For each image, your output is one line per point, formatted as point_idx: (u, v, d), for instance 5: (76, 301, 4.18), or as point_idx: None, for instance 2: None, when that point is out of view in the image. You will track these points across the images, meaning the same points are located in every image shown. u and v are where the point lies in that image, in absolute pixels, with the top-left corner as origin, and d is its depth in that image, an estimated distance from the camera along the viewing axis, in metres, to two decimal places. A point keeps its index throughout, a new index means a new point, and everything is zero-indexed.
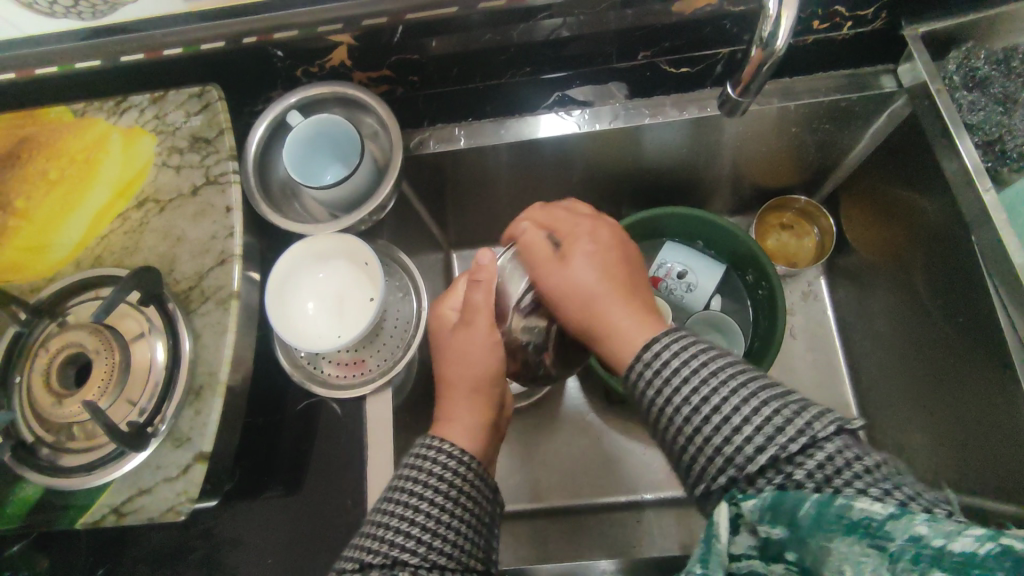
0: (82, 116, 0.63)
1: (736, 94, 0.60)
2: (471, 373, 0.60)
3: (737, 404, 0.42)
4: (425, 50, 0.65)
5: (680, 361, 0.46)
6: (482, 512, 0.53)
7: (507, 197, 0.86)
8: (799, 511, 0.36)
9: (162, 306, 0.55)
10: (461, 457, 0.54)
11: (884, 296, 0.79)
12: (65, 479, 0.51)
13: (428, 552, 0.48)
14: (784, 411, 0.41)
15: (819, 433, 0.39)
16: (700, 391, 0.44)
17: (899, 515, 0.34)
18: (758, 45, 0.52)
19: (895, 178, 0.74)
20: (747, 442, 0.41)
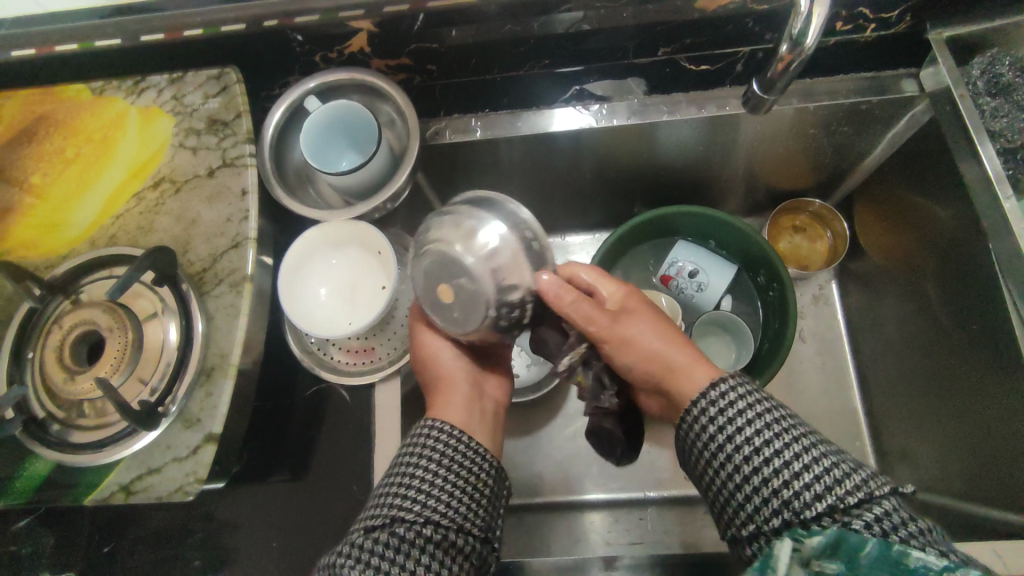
0: (100, 95, 0.63)
1: (763, 93, 0.63)
2: (445, 377, 0.62)
3: (797, 454, 0.45)
4: (444, 39, 0.65)
5: (749, 412, 0.48)
6: (478, 483, 0.53)
7: (520, 190, 0.85)
8: (857, 552, 0.41)
9: (175, 287, 0.55)
10: (452, 430, 0.56)
11: (895, 302, 0.79)
12: (74, 455, 0.51)
13: (424, 511, 0.49)
14: (842, 466, 0.44)
15: (877, 487, 0.43)
16: (765, 441, 0.46)
17: (953, 570, 0.38)
18: (787, 46, 0.53)
19: (912, 183, 0.73)
20: (803, 488, 0.44)
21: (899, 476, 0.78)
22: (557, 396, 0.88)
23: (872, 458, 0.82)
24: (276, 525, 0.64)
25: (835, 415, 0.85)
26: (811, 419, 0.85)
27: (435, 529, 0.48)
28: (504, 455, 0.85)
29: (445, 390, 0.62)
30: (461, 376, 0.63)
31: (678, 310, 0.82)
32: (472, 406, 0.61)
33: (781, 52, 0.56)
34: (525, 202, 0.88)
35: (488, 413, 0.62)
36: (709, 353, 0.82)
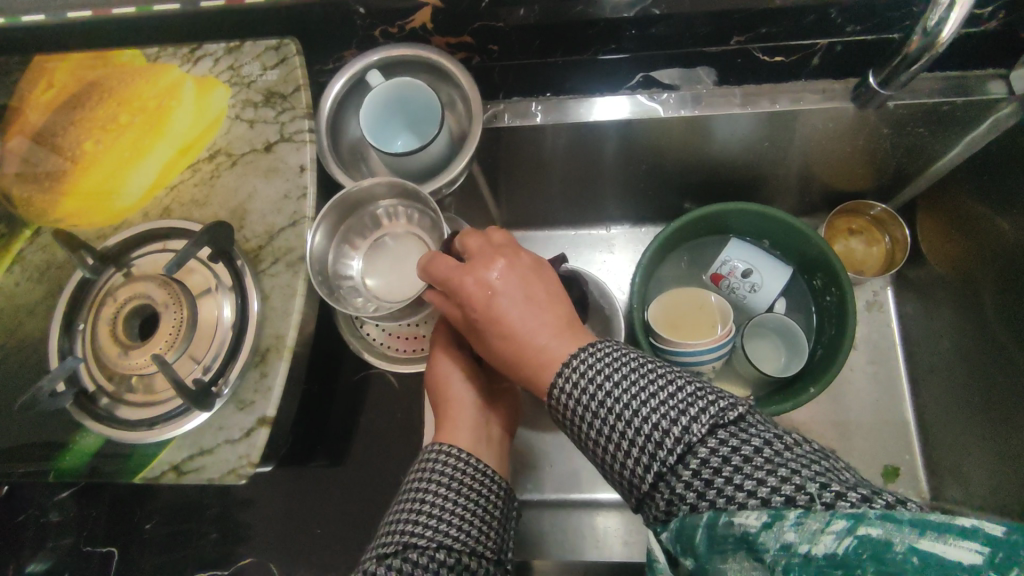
0: (156, 62, 0.61)
1: (878, 85, 0.61)
2: (452, 398, 0.61)
3: (632, 419, 0.41)
4: (511, 18, 0.62)
5: (589, 371, 0.44)
6: (485, 508, 0.52)
7: (570, 180, 0.83)
8: (693, 535, 0.35)
9: (231, 263, 0.54)
10: (457, 451, 0.55)
11: (955, 313, 0.76)
12: (124, 431, 0.50)
13: (435, 535, 0.47)
14: (668, 412, 0.39)
15: (701, 427, 0.38)
16: (601, 404, 0.42)
17: (769, 526, 0.31)
18: (918, 40, 0.53)
19: (984, 189, 0.70)
20: (637, 453, 0.40)
21: (949, 492, 0.76)
22: None
23: (921, 472, 0.80)
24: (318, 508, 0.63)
25: (884, 426, 0.82)
26: (859, 429, 0.83)
27: (448, 554, 0.46)
28: (541, 449, 0.83)
29: (446, 413, 0.60)
30: (470, 400, 0.61)
31: (729, 311, 0.78)
32: (477, 432, 0.58)
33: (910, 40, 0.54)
34: (574, 192, 0.86)
35: (495, 441, 0.60)
36: (759, 355, 0.80)
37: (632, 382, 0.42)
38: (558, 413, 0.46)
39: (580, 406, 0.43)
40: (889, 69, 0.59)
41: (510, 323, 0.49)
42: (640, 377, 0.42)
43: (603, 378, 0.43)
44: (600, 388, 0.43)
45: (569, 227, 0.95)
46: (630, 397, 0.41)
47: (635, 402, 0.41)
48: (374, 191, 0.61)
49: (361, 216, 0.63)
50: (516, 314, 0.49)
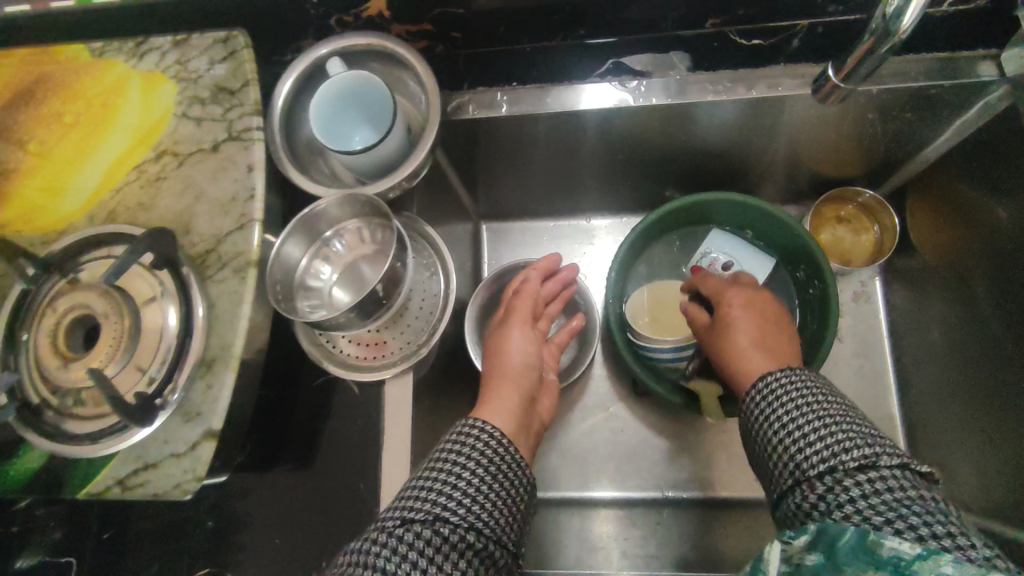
0: (100, 57, 0.58)
1: (837, 78, 0.56)
2: (505, 366, 0.65)
3: (808, 434, 0.47)
4: (471, 3, 0.59)
5: (813, 398, 0.49)
6: (518, 497, 0.52)
7: (547, 171, 0.80)
8: (841, 538, 0.41)
9: (176, 270, 0.52)
10: (498, 437, 0.54)
11: (943, 305, 0.73)
12: (68, 445, 0.49)
13: (470, 517, 0.47)
14: (865, 439, 0.45)
15: (892, 461, 0.43)
16: (827, 425, 0.46)
17: (924, 558, 0.37)
18: (875, 33, 0.48)
19: (975, 176, 0.67)
20: (816, 457, 0.45)
21: (933, 490, 0.74)
22: (577, 389, 0.84)
23: None
24: None
25: (868, 421, 0.81)
26: None
27: (477, 538, 0.47)
28: None
29: (492, 380, 0.64)
30: (524, 380, 0.64)
31: None
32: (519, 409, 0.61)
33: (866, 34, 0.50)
34: (552, 183, 0.83)
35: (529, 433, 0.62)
36: None
37: (820, 412, 0.48)
38: (761, 413, 0.51)
39: (772, 394, 0.51)
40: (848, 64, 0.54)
41: (764, 336, 0.61)
42: (834, 413, 0.47)
43: (833, 408, 0.48)
44: (804, 399, 0.49)
45: (549, 218, 0.92)
46: (836, 425, 0.46)
47: (816, 424, 0.47)
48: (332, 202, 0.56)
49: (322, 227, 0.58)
50: (757, 328, 0.62)
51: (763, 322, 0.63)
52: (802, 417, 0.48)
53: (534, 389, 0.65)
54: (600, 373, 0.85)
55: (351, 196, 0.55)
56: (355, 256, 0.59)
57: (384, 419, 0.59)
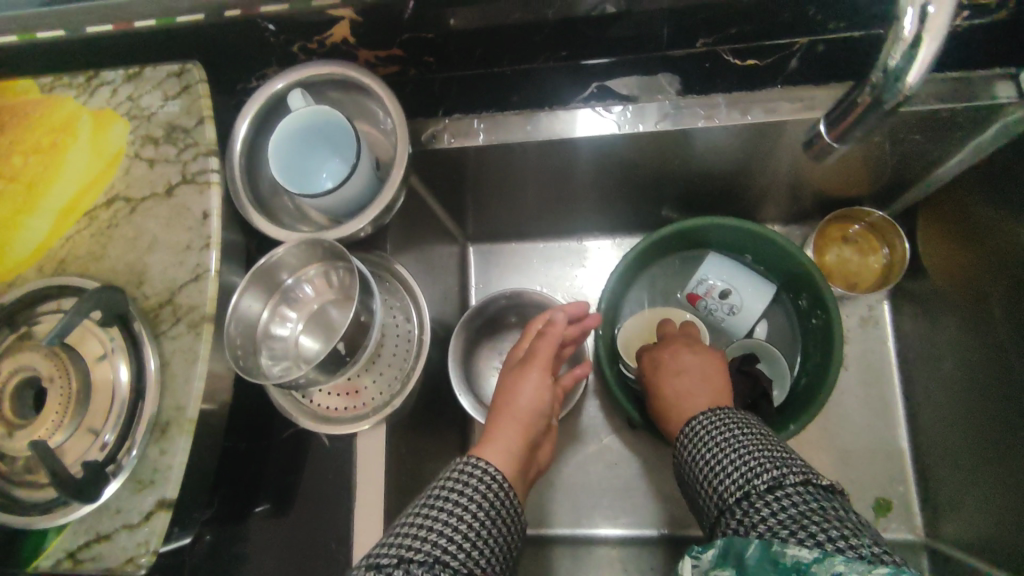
0: (49, 93, 0.55)
1: (832, 136, 0.47)
2: (515, 406, 0.58)
3: (726, 461, 0.46)
4: (443, 27, 0.55)
5: (719, 424, 0.49)
6: (510, 541, 0.49)
7: (533, 196, 0.76)
8: (746, 551, 0.39)
9: (128, 326, 0.49)
10: (501, 479, 0.50)
11: (955, 335, 0.69)
12: (16, 516, 0.46)
13: (470, 562, 0.44)
14: (770, 458, 0.44)
15: (794, 476, 0.42)
16: (734, 451, 0.46)
17: (822, 560, 0.36)
18: (874, 89, 0.41)
19: (992, 200, 0.62)
20: (729, 482, 0.45)
21: (944, 531, 0.70)
22: (569, 420, 0.81)
23: (916, 505, 0.74)
24: None
25: (876, 454, 0.76)
26: (848, 457, 0.77)
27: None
28: None
29: (499, 419, 0.57)
30: (533, 422, 0.58)
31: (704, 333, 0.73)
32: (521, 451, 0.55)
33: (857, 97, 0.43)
34: (539, 207, 0.79)
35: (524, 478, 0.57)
36: None
37: (737, 439, 0.47)
38: (681, 450, 0.51)
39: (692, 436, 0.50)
40: (835, 118, 0.45)
41: (693, 397, 0.57)
42: (738, 440, 0.47)
43: (738, 433, 0.48)
44: (719, 434, 0.48)
45: (539, 240, 0.88)
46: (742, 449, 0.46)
47: (729, 453, 0.46)
48: (291, 252, 0.52)
49: (278, 280, 0.54)
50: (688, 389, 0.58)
51: (693, 378, 0.59)
52: (715, 449, 0.47)
53: (539, 434, 0.59)
54: (592, 404, 0.81)
55: (310, 241, 0.52)
56: (322, 302, 0.56)
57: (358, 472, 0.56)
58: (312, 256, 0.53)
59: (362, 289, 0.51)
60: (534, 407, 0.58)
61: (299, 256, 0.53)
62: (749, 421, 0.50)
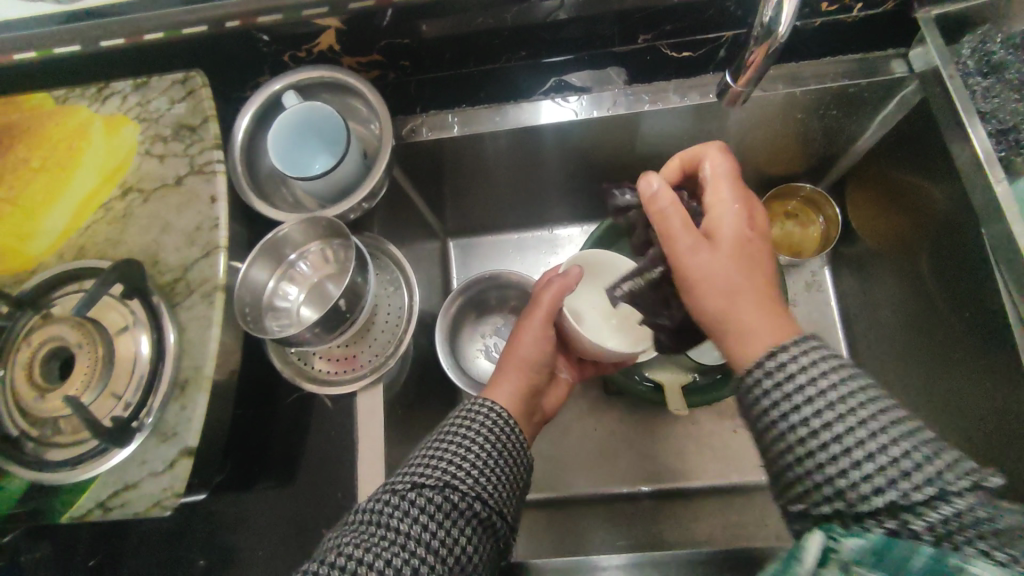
0: (64, 103, 0.61)
1: (737, 85, 0.57)
2: (517, 352, 0.65)
3: (861, 438, 0.40)
4: (417, 33, 0.62)
5: (832, 391, 0.42)
6: (519, 471, 0.55)
7: (505, 187, 0.83)
8: (912, 561, 0.35)
9: (146, 299, 0.55)
10: (506, 416, 0.56)
11: (888, 289, 0.77)
12: (52, 472, 0.52)
13: (477, 486, 0.50)
14: (920, 452, 0.38)
15: (957, 479, 0.37)
16: (865, 439, 0.39)
17: None
18: (758, 37, 0.49)
19: (902, 163, 0.71)
20: (868, 470, 0.39)
21: None
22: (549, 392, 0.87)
23: None
24: (263, 537, 0.61)
25: None
26: None
27: (483, 508, 0.50)
28: None
29: (504, 365, 0.64)
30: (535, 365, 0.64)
31: None
32: (523, 384, 0.63)
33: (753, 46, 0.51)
34: (512, 197, 0.86)
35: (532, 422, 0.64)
36: None
37: (868, 412, 0.41)
38: (768, 397, 0.44)
39: (791, 389, 0.43)
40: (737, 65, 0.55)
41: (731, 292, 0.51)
42: (874, 421, 0.40)
43: (865, 413, 0.40)
44: (831, 395, 0.41)
45: (513, 231, 0.95)
46: (873, 435, 0.39)
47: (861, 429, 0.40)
48: (292, 230, 0.59)
49: (284, 255, 0.61)
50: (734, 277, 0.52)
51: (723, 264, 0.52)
52: (836, 421, 0.41)
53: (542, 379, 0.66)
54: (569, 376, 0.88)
55: (310, 220, 0.58)
56: (320, 276, 0.62)
57: (358, 429, 0.62)
58: (311, 232, 0.60)
59: (358, 261, 0.57)
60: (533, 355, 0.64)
61: (301, 232, 0.59)
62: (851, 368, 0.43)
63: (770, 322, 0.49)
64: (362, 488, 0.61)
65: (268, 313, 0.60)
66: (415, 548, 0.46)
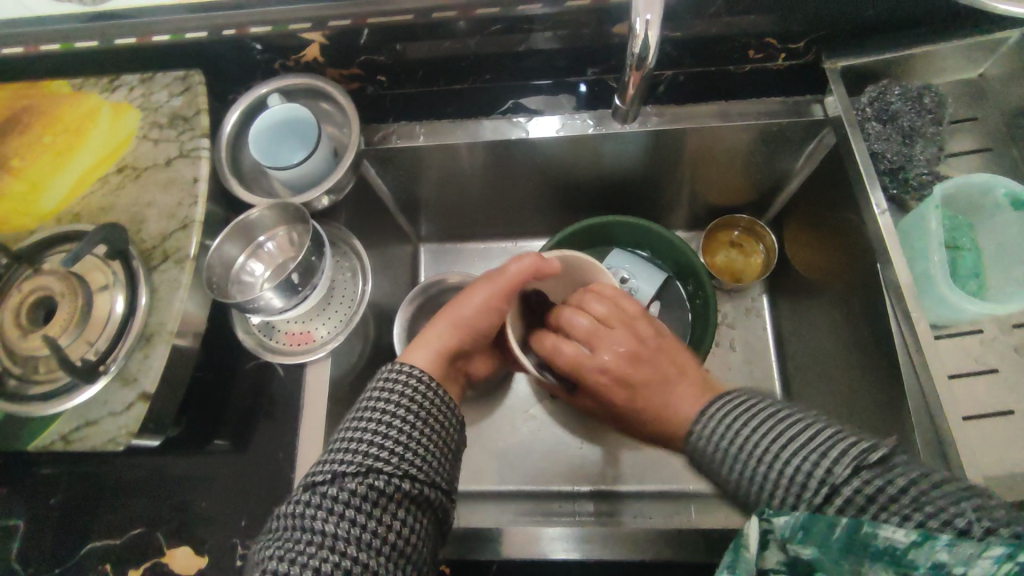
0: (79, 91, 0.70)
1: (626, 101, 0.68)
2: (460, 310, 0.66)
3: (770, 451, 0.50)
4: (392, 53, 0.72)
5: (736, 416, 0.54)
6: (448, 431, 0.59)
7: (473, 197, 0.91)
8: (831, 535, 0.41)
9: (126, 261, 0.62)
10: (426, 377, 0.60)
11: (813, 315, 0.83)
12: (23, 407, 0.58)
13: (401, 465, 0.53)
14: (813, 449, 0.48)
15: (844, 468, 0.46)
16: (773, 449, 0.50)
17: (920, 543, 0.39)
18: (632, 65, 0.58)
19: (823, 199, 0.78)
20: (787, 476, 0.48)
21: None
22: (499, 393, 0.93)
23: None
24: (208, 486, 0.67)
25: None
26: None
27: (412, 484, 0.53)
28: None
29: (438, 320, 0.67)
30: (470, 328, 0.66)
31: None
32: (456, 342, 0.66)
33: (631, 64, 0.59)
34: (479, 208, 0.94)
35: (455, 383, 0.68)
36: None
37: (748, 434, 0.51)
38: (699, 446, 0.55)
39: (716, 432, 0.54)
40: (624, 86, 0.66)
41: (642, 382, 0.62)
42: (774, 435, 0.50)
43: (771, 426, 0.51)
44: (744, 429, 0.52)
45: (482, 242, 1.02)
46: (778, 445, 0.49)
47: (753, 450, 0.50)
48: (262, 216, 0.67)
49: (250, 238, 0.68)
50: (637, 373, 0.62)
51: (620, 354, 0.63)
52: (751, 448, 0.51)
53: (477, 340, 0.68)
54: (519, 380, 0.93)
55: (278, 205, 0.66)
56: (284, 258, 0.68)
57: (305, 398, 0.69)
58: (272, 214, 0.67)
59: (314, 242, 0.64)
60: (473, 317, 0.66)
61: (264, 215, 0.67)
62: (763, 401, 0.55)
63: (693, 399, 0.59)
64: (301, 449, 0.67)
65: (234, 287, 0.67)
66: (345, 549, 0.49)
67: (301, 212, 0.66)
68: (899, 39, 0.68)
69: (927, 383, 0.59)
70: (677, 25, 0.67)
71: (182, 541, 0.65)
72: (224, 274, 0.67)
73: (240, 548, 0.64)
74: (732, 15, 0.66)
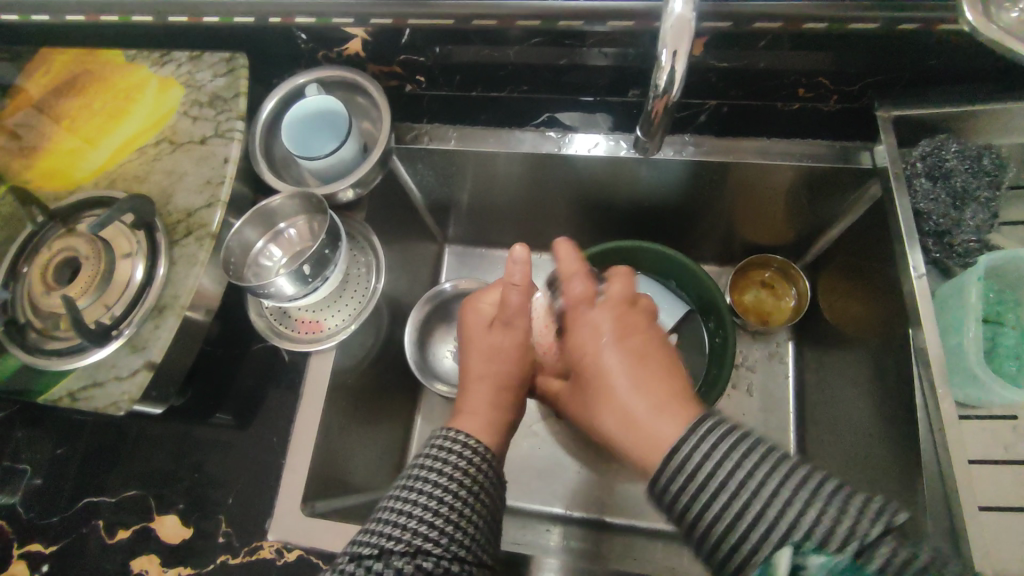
0: (132, 62, 0.73)
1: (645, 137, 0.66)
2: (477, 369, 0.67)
3: (772, 497, 0.43)
4: (431, 54, 0.71)
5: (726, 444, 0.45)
6: (494, 510, 0.54)
7: (500, 205, 0.90)
8: None
9: (151, 231, 0.64)
10: (479, 448, 0.55)
11: (839, 370, 0.79)
12: (39, 360, 0.61)
13: (452, 546, 0.48)
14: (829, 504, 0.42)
15: (875, 527, 0.40)
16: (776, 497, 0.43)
17: None
18: (655, 96, 0.56)
19: (861, 251, 0.74)
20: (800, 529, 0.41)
21: None
22: None
23: None
24: (203, 458, 0.69)
25: None
26: None
27: (461, 566, 0.48)
28: None
29: (468, 385, 0.66)
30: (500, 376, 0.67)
31: None
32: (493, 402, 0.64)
33: (654, 95, 0.57)
34: (505, 216, 0.93)
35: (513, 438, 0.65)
36: None
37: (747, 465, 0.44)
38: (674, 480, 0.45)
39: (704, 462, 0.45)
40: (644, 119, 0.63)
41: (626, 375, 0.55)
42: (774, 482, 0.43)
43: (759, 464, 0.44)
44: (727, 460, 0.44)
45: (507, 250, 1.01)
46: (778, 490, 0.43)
47: (755, 481, 0.43)
48: (286, 204, 0.68)
49: (270, 224, 0.69)
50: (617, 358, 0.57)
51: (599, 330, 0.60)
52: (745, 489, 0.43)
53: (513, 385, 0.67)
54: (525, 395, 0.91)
55: (299, 194, 0.67)
56: (302, 245, 0.69)
57: (303, 386, 0.69)
58: (292, 202, 0.67)
59: (330, 234, 0.65)
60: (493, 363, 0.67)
61: (284, 201, 0.67)
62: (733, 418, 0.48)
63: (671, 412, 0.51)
64: (293, 436, 0.67)
65: (251, 269, 0.68)
66: None
67: (321, 202, 0.67)
68: (962, 94, 0.64)
69: (944, 465, 0.55)
70: (725, 55, 0.64)
71: (172, 509, 0.67)
72: (242, 255, 0.68)
73: (225, 525, 0.66)
74: (782, 50, 0.63)
